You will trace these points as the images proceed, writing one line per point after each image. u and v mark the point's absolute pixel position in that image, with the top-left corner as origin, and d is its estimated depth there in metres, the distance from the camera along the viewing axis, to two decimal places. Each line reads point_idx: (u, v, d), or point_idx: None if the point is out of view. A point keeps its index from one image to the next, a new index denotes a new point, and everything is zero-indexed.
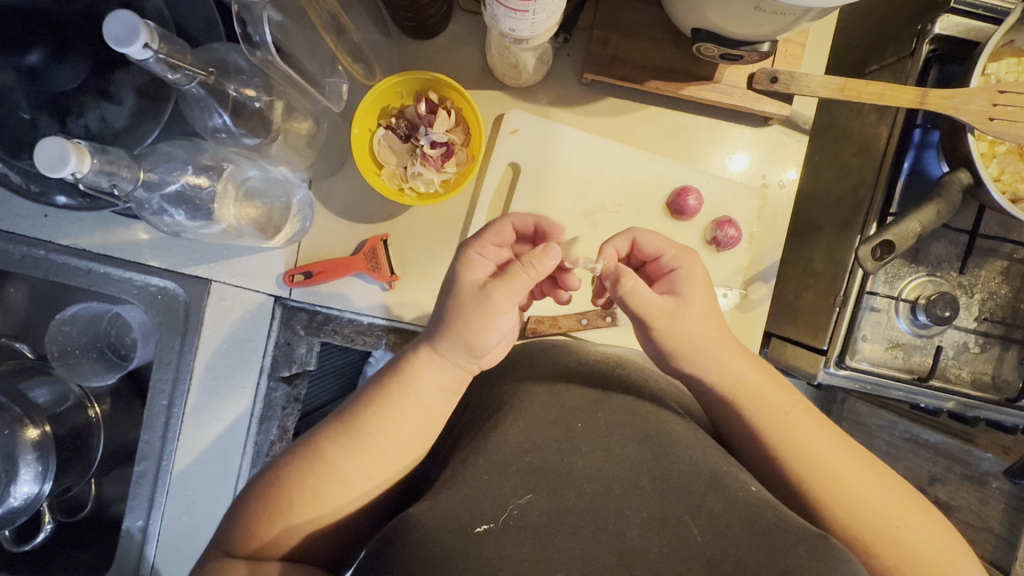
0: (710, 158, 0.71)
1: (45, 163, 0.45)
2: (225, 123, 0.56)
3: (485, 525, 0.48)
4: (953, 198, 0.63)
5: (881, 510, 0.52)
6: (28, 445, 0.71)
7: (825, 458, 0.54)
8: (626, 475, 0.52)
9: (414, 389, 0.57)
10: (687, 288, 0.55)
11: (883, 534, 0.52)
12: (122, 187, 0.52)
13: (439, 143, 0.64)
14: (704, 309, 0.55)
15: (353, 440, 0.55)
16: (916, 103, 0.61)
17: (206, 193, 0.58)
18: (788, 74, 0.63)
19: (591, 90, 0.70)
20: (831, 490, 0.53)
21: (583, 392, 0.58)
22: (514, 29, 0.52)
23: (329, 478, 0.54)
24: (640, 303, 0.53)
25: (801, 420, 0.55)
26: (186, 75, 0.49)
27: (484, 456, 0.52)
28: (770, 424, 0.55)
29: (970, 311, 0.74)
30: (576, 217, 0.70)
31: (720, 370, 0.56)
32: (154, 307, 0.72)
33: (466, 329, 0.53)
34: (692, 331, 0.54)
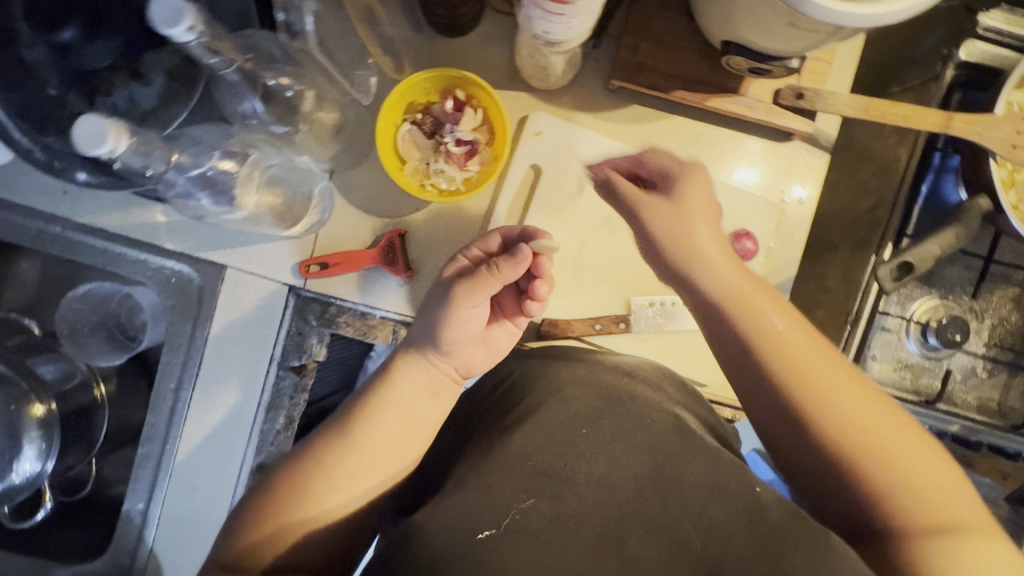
0: (732, 170, 0.71)
1: (83, 140, 0.44)
2: (255, 110, 0.57)
3: (488, 531, 0.48)
4: (971, 224, 0.64)
5: (899, 449, 0.49)
6: (33, 421, 0.71)
7: (836, 396, 0.51)
8: (627, 484, 0.52)
9: (400, 387, 0.58)
10: (696, 202, 0.57)
11: (879, 453, 0.49)
12: (154, 167, 0.53)
13: (464, 141, 0.64)
14: (710, 220, 0.57)
15: (342, 442, 0.56)
16: (941, 127, 0.61)
17: (233, 178, 0.59)
18: (814, 91, 0.64)
19: (616, 96, 0.70)
20: (817, 402, 0.51)
21: (589, 395, 0.58)
22: (548, 32, 0.52)
23: (322, 477, 0.55)
24: (663, 206, 0.57)
25: (806, 344, 0.53)
26: (224, 60, 0.51)
27: (488, 464, 0.52)
28: (790, 361, 0.52)
29: (979, 336, 0.75)
30: (596, 222, 0.70)
31: (739, 296, 0.54)
32: (166, 290, 0.72)
33: (443, 326, 0.57)
34: (686, 225, 0.56)
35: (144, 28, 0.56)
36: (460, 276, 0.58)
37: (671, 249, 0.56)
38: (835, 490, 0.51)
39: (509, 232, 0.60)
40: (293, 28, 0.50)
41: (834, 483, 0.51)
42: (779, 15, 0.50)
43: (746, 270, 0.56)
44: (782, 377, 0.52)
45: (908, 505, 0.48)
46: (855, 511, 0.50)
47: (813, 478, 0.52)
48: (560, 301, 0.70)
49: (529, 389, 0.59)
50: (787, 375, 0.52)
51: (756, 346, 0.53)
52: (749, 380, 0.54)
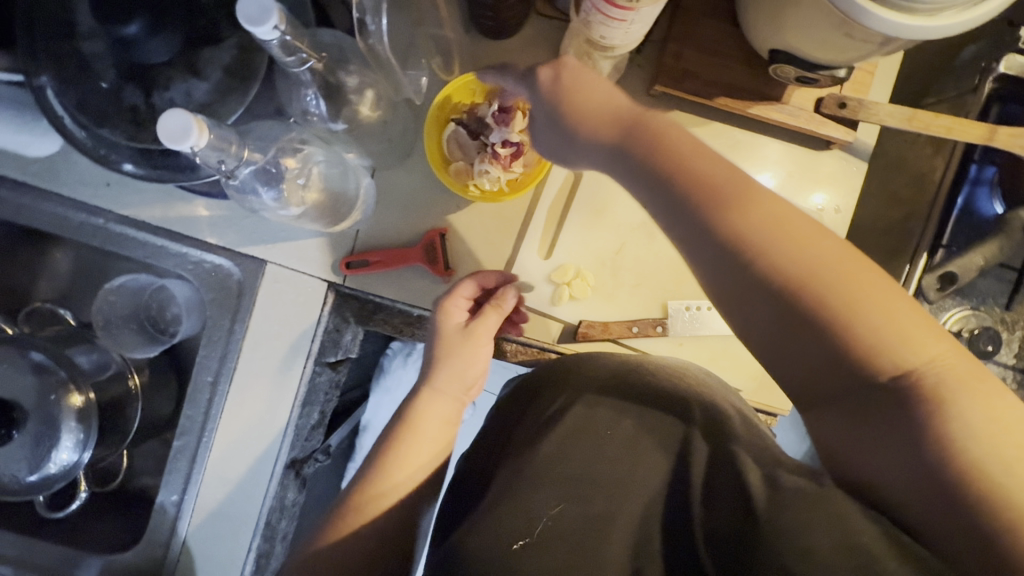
0: (769, 175, 0.71)
1: (167, 135, 0.45)
2: (316, 104, 0.59)
3: (520, 542, 0.48)
4: (1015, 236, 0.70)
5: (893, 309, 0.41)
6: (72, 412, 0.71)
7: (816, 263, 0.42)
8: (657, 482, 0.52)
9: (427, 413, 0.61)
10: (589, 78, 0.51)
11: (888, 353, 0.41)
12: (228, 163, 0.54)
13: (510, 143, 0.64)
14: (610, 95, 0.50)
15: (375, 482, 0.58)
16: (984, 139, 0.61)
17: (289, 174, 0.60)
18: (857, 101, 0.65)
19: (658, 101, 0.70)
20: (815, 303, 0.42)
21: (621, 398, 0.58)
22: (605, 36, 0.53)
23: (360, 505, 0.57)
24: (550, 90, 0.51)
25: (770, 207, 0.44)
26: (299, 58, 0.51)
27: (522, 473, 0.52)
28: (758, 235, 0.43)
29: (1010, 347, 0.75)
30: (634, 225, 0.70)
31: (691, 175, 0.45)
32: (206, 284, 0.72)
33: (457, 363, 0.62)
34: (617, 120, 0.49)
35: (202, 24, 0.57)
36: (464, 319, 0.63)
37: (581, 144, 0.50)
38: (835, 381, 0.43)
39: (491, 274, 0.66)
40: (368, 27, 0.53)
41: (837, 385, 0.43)
42: (835, 25, 0.50)
43: (687, 135, 0.47)
44: (755, 258, 0.43)
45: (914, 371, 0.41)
46: (859, 400, 0.43)
47: (809, 387, 0.44)
48: (596, 305, 0.70)
49: (561, 398, 0.59)
50: (756, 257, 0.43)
51: (719, 230, 0.44)
52: (719, 271, 0.44)
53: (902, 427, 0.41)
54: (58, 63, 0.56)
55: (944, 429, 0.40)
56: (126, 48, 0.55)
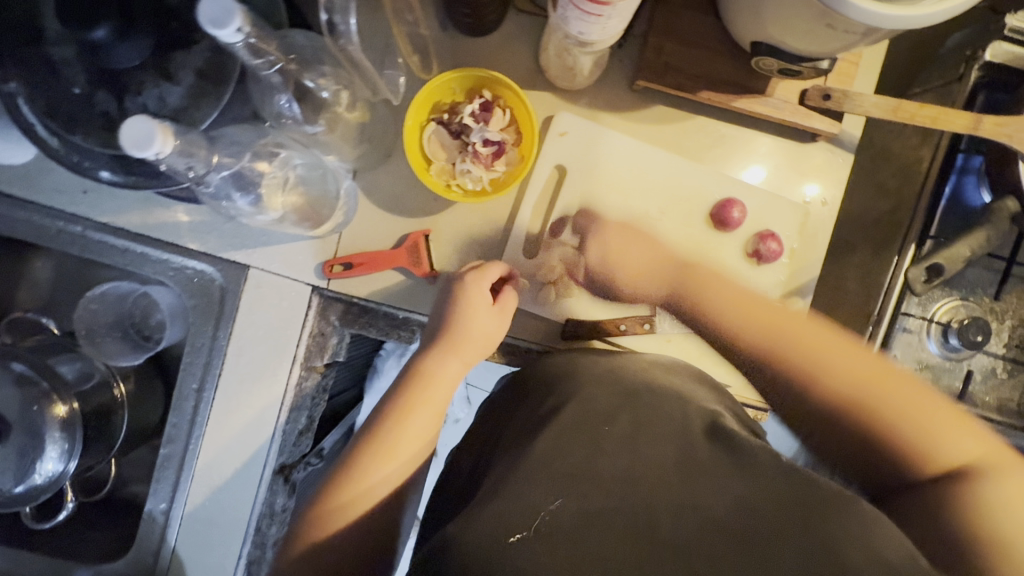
0: (750, 171, 0.71)
1: (131, 142, 0.44)
2: (290, 107, 0.57)
3: (518, 534, 0.46)
4: (1002, 225, 0.67)
5: (902, 398, 0.55)
6: (55, 423, 0.70)
7: (852, 375, 0.57)
8: (657, 476, 0.50)
9: (435, 390, 0.61)
10: (638, 263, 0.68)
11: (906, 432, 0.54)
12: (197, 169, 0.53)
13: (491, 141, 0.64)
14: (658, 253, 0.68)
15: (373, 445, 0.58)
16: (969, 129, 0.60)
17: (263, 178, 0.59)
18: (842, 92, 0.64)
19: (641, 96, 0.70)
20: (834, 390, 0.57)
21: (609, 395, 0.57)
22: (583, 33, 0.52)
23: (360, 486, 0.57)
24: (600, 264, 0.69)
25: (810, 332, 0.60)
26: (268, 60, 0.51)
27: (521, 465, 0.51)
28: (774, 334, 0.61)
29: (999, 337, 0.75)
30: (619, 222, 0.70)
31: (740, 321, 0.62)
32: (189, 290, 0.71)
33: (475, 332, 0.62)
34: (653, 265, 0.68)
35: (172, 27, 0.56)
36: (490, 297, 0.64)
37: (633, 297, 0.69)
38: (880, 468, 0.55)
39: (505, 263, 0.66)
40: (334, 23, 0.52)
41: (867, 453, 0.56)
42: (816, 15, 0.49)
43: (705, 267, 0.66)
44: (790, 367, 0.59)
45: (939, 456, 0.53)
46: (883, 462, 0.55)
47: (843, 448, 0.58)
48: (583, 302, 0.70)
49: (573, 384, 0.59)
50: (779, 349, 0.60)
51: (745, 332, 0.62)
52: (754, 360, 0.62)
53: (928, 492, 0.52)
54: (27, 70, 0.55)
55: (974, 492, 0.50)
56: (96, 54, 0.54)
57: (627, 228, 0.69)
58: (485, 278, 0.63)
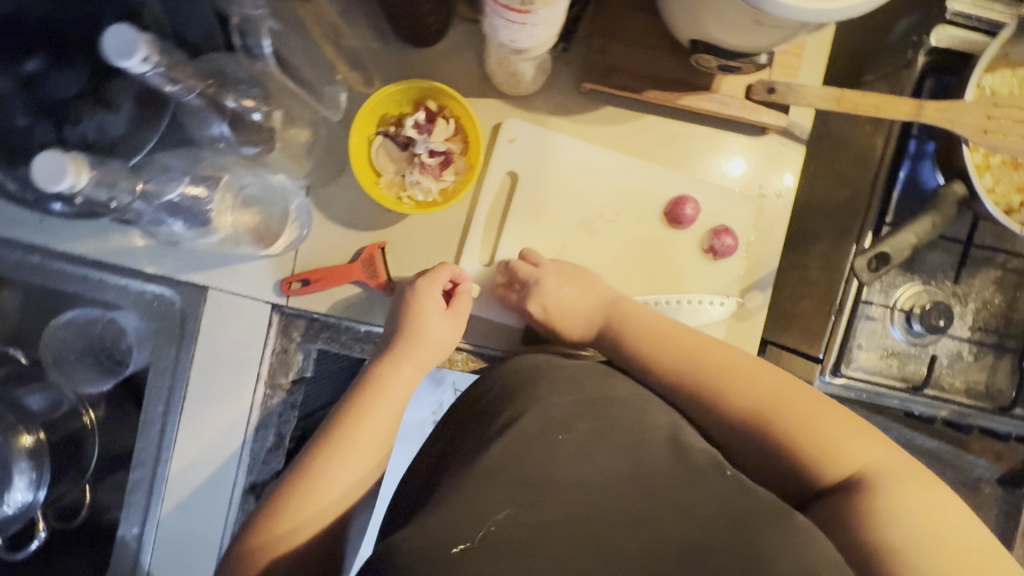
0: (706, 167, 0.71)
1: (42, 176, 0.45)
2: (224, 133, 0.59)
3: (463, 545, 0.44)
4: (948, 210, 0.63)
5: (802, 408, 0.55)
6: (22, 453, 0.71)
7: (759, 392, 0.56)
8: (609, 484, 0.49)
9: (391, 391, 0.61)
10: (565, 301, 0.65)
11: (816, 443, 0.53)
12: (121, 199, 0.54)
13: (437, 152, 0.64)
14: (571, 272, 0.66)
15: (329, 444, 0.59)
16: (912, 116, 0.60)
17: (204, 204, 0.59)
18: (785, 85, 0.64)
19: (590, 98, 0.70)
20: (736, 404, 0.57)
21: (570, 404, 0.55)
22: (514, 40, 0.52)
23: (314, 487, 0.57)
24: (541, 317, 0.66)
25: (725, 355, 0.60)
26: (184, 87, 0.52)
27: (478, 469, 0.49)
28: (675, 354, 0.61)
29: (964, 320, 0.76)
30: (573, 225, 0.70)
31: (653, 349, 0.61)
32: (150, 314, 0.72)
33: (430, 333, 0.63)
34: (563, 294, 0.65)
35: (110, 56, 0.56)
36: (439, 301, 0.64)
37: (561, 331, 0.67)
38: (798, 482, 0.54)
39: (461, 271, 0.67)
40: (252, 50, 0.57)
41: (785, 467, 0.54)
42: (744, 12, 0.49)
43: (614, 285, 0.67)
44: (696, 387, 0.59)
45: (847, 464, 0.51)
46: (802, 478, 0.53)
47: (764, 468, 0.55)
48: None
49: (540, 386, 0.56)
50: (681, 368, 0.60)
51: (652, 354, 0.61)
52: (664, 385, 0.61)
53: (845, 500, 0.50)
54: None
55: (874, 501, 0.48)
56: (37, 88, 0.56)
57: (557, 268, 0.66)
58: (438, 281, 0.64)
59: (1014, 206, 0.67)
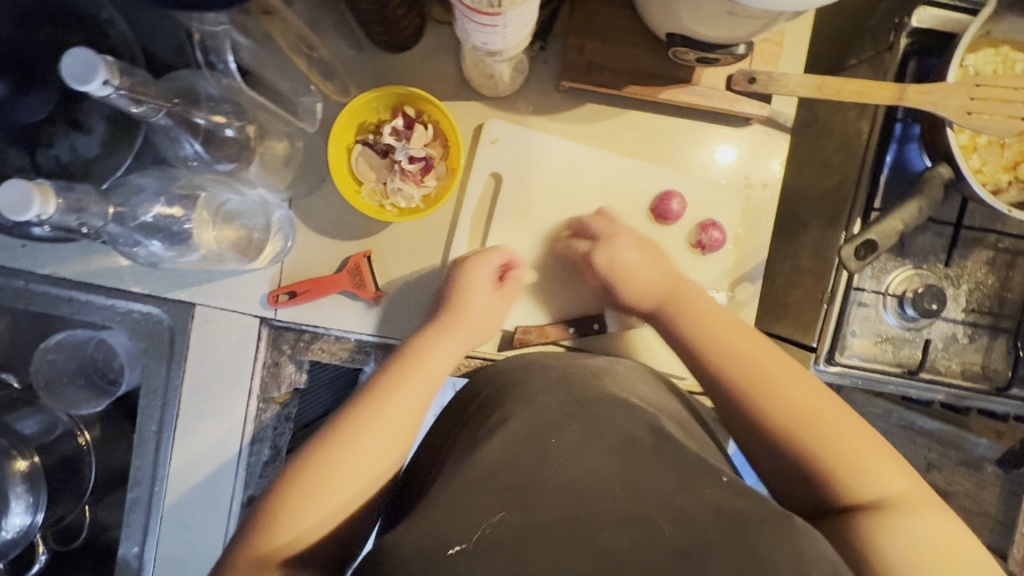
0: (693, 160, 0.71)
1: (7, 206, 0.45)
2: (196, 151, 0.58)
3: (457, 547, 0.44)
4: (935, 194, 0.62)
5: (836, 428, 0.53)
6: (18, 476, 0.70)
7: (798, 399, 0.54)
8: (599, 485, 0.49)
9: (435, 360, 0.60)
10: (631, 266, 0.64)
11: (840, 461, 0.52)
12: (91, 223, 0.54)
13: (417, 158, 0.63)
14: (641, 243, 0.66)
15: (365, 407, 0.56)
16: (894, 100, 0.60)
17: (183, 222, 0.58)
18: (766, 74, 0.63)
19: (569, 96, 0.69)
20: (770, 403, 0.55)
21: (560, 403, 0.54)
22: (486, 43, 0.52)
23: (343, 450, 0.54)
24: (604, 272, 0.65)
25: (772, 361, 0.57)
26: (150, 107, 0.50)
27: (458, 473, 0.48)
28: (720, 340, 0.59)
29: (957, 302, 0.75)
30: (560, 225, 0.70)
31: (707, 336, 0.60)
32: (138, 333, 0.72)
33: (475, 313, 0.63)
34: (628, 260, 0.65)
35: None
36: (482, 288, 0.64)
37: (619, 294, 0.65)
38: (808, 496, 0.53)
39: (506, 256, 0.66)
40: (217, 66, 0.54)
41: (802, 477, 0.53)
42: (717, 4, 0.48)
43: (666, 267, 0.65)
44: (737, 382, 0.56)
45: (867, 487, 0.51)
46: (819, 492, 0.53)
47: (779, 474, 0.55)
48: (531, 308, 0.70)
49: (529, 390, 0.56)
50: (722, 357, 0.58)
51: (700, 335, 0.60)
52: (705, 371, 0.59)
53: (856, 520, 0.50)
54: None
55: (889, 525, 0.49)
56: None
57: (626, 237, 0.65)
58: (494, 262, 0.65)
59: (1002, 186, 0.67)
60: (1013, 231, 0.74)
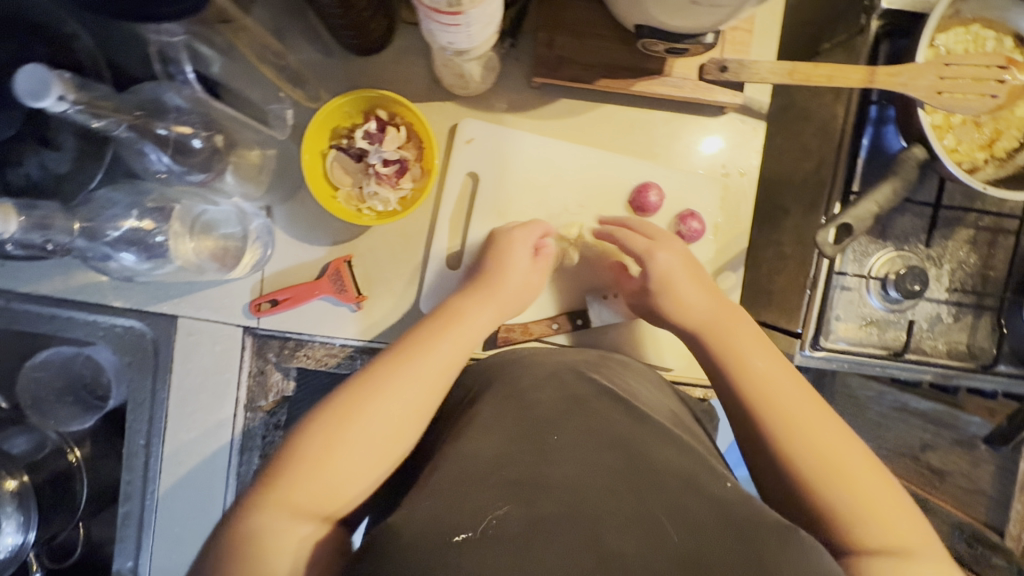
0: (670, 152, 0.71)
1: None
2: (164, 162, 0.58)
3: (463, 535, 0.40)
4: (908, 175, 0.62)
5: (843, 467, 0.50)
6: (8, 497, 0.68)
7: (818, 429, 0.52)
8: (600, 483, 0.45)
9: (477, 319, 0.59)
10: (678, 276, 0.63)
11: (836, 499, 0.49)
12: (58, 239, 0.55)
13: (391, 161, 0.63)
14: (683, 257, 0.65)
15: (406, 358, 0.54)
16: (865, 82, 0.60)
17: (153, 235, 0.58)
18: (737, 63, 0.63)
19: (543, 92, 0.69)
20: (781, 429, 0.52)
21: (554, 400, 0.52)
22: (451, 42, 0.51)
23: (380, 391, 0.51)
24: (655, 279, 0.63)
25: (788, 388, 0.54)
26: (111, 120, 0.52)
27: (461, 464, 0.46)
28: (745, 356, 0.57)
29: (940, 282, 0.75)
30: (539, 222, 0.70)
31: (733, 349, 0.57)
32: (122, 347, 0.72)
33: (514, 279, 0.62)
34: (670, 266, 0.63)
35: None
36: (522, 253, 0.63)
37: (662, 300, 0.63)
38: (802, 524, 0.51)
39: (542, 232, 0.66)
40: (177, 77, 0.55)
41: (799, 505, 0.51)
42: None
43: (704, 277, 0.64)
44: (749, 401, 0.54)
45: (866, 533, 0.48)
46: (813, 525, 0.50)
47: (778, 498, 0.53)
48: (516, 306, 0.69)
49: (513, 384, 0.55)
50: (743, 374, 0.56)
51: (721, 350, 0.58)
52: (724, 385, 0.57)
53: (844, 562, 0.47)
54: None
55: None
56: None
57: (674, 248, 0.65)
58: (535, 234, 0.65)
59: (978, 164, 0.67)
60: (992, 208, 0.74)
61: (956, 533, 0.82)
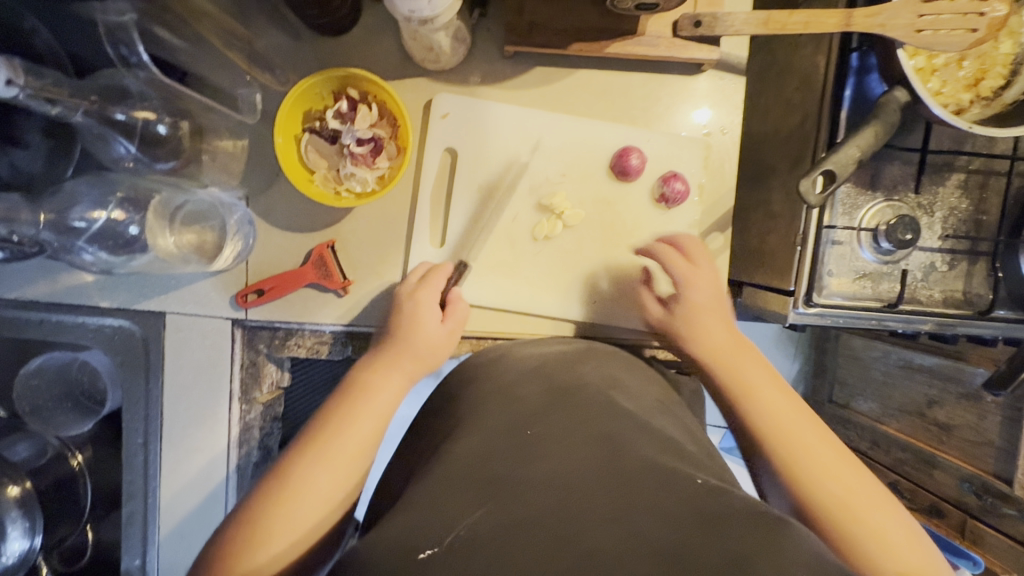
0: (649, 115, 0.69)
1: None
2: (129, 151, 0.58)
3: (429, 550, 0.35)
4: (890, 118, 0.60)
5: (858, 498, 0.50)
6: (11, 502, 0.69)
7: (830, 459, 0.53)
8: (578, 468, 0.42)
9: (378, 400, 0.54)
10: (705, 316, 0.62)
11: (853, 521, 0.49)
12: (23, 231, 0.55)
13: (365, 139, 0.62)
14: (714, 287, 0.63)
15: (313, 430, 0.52)
16: (841, 27, 0.58)
17: (124, 225, 0.59)
18: (711, 16, 0.62)
19: (516, 62, 0.68)
20: (793, 458, 0.53)
21: (543, 394, 0.52)
22: (413, 10, 0.50)
23: (300, 459, 0.50)
24: (685, 311, 0.63)
25: (797, 420, 0.55)
26: (66, 106, 0.50)
27: (442, 469, 0.43)
28: (758, 389, 0.57)
29: (933, 230, 0.74)
30: (521, 194, 0.69)
31: (748, 383, 0.58)
32: (113, 348, 0.72)
33: (406, 319, 0.59)
34: (702, 298, 0.63)
35: None
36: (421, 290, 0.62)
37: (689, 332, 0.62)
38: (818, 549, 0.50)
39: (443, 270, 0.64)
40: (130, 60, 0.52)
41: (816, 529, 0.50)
42: None
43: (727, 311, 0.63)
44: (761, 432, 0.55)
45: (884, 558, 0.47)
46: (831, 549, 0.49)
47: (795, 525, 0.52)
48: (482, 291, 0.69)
49: (499, 379, 0.55)
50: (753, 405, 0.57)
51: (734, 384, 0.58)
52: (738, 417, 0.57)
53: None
54: None
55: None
56: None
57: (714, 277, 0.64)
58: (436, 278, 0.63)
59: (965, 105, 0.65)
60: (982, 150, 0.73)
61: (965, 485, 0.84)
